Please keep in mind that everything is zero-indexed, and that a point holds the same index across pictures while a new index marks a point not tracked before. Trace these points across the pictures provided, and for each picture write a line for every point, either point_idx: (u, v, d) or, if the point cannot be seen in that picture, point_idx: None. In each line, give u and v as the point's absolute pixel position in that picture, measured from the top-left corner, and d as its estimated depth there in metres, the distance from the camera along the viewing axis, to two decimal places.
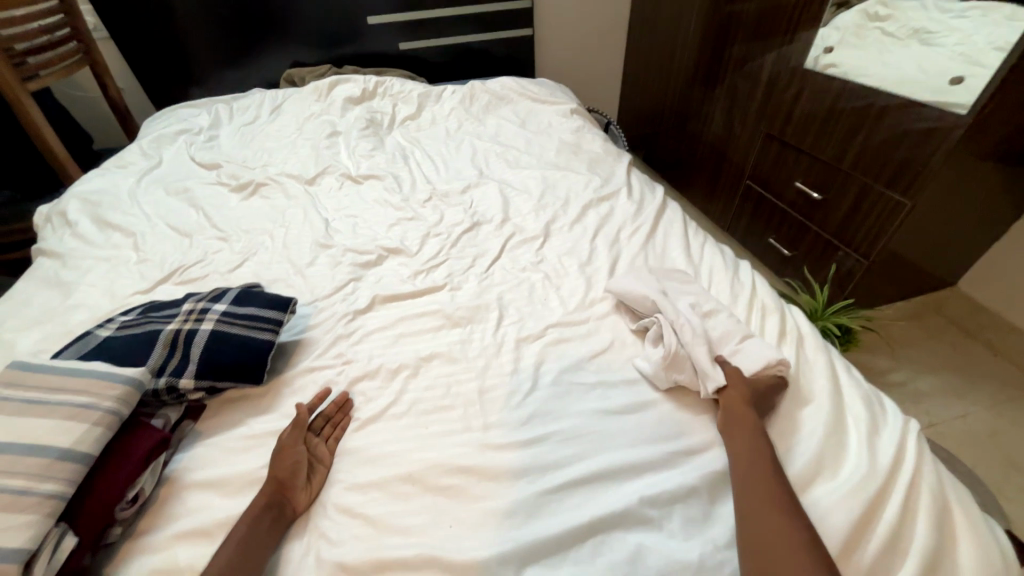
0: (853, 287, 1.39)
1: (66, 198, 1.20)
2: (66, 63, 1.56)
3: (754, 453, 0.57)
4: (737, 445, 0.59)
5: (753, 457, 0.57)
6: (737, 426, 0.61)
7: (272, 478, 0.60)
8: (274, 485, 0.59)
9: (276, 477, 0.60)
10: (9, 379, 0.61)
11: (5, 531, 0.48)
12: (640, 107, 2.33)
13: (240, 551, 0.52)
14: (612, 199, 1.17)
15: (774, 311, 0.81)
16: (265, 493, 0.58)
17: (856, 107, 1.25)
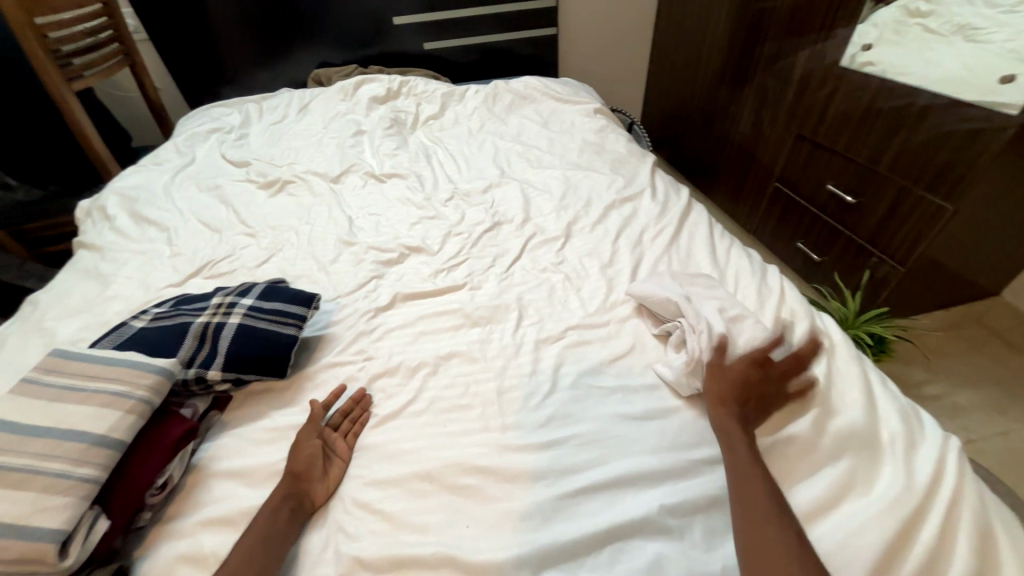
0: (887, 295, 1.33)
1: (106, 193, 1.26)
2: (108, 64, 1.63)
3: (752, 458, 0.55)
4: (733, 445, 0.57)
5: (751, 461, 0.55)
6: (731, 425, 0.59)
7: (290, 470, 0.61)
8: (291, 477, 0.60)
9: (293, 470, 0.61)
10: (50, 366, 0.64)
11: (44, 511, 0.50)
12: (665, 107, 2.29)
13: (260, 541, 0.53)
14: (635, 200, 1.16)
15: (804, 318, 0.78)
16: (283, 485, 0.59)
17: (895, 107, 1.20)
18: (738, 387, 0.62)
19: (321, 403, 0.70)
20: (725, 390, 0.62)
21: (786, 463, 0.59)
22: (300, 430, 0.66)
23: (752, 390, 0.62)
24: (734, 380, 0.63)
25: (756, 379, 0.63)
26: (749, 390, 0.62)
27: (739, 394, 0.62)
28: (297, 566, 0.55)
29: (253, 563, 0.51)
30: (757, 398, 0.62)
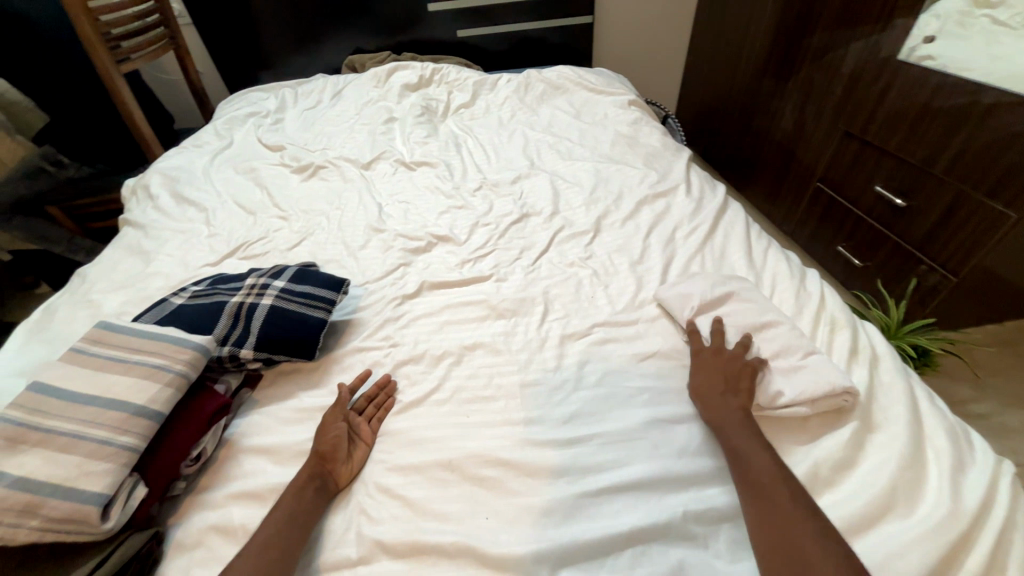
0: (936, 305, 1.26)
1: (150, 173, 1.30)
2: (155, 47, 1.68)
3: (755, 450, 0.56)
4: (732, 436, 0.59)
5: (759, 456, 0.55)
6: (723, 418, 0.61)
7: (316, 450, 0.62)
8: (317, 458, 0.61)
9: (319, 450, 0.62)
10: (96, 337, 0.67)
11: (88, 475, 0.53)
12: (703, 99, 2.21)
13: (288, 517, 0.55)
14: (669, 195, 1.12)
15: (846, 327, 0.74)
16: (309, 464, 0.60)
17: (956, 106, 1.12)
18: (703, 380, 0.67)
19: (348, 386, 0.71)
20: (698, 387, 0.66)
21: (817, 474, 0.57)
22: (327, 412, 0.68)
23: (715, 377, 0.66)
24: (698, 376, 0.68)
25: (713, 366, 0.68)
26: (714, 376, 0.66)
27: (704, 383, 0.66)
28: (322, 543, 0.56)
29: (280, 538, 0.52)
30: (726, 383, 0.65)
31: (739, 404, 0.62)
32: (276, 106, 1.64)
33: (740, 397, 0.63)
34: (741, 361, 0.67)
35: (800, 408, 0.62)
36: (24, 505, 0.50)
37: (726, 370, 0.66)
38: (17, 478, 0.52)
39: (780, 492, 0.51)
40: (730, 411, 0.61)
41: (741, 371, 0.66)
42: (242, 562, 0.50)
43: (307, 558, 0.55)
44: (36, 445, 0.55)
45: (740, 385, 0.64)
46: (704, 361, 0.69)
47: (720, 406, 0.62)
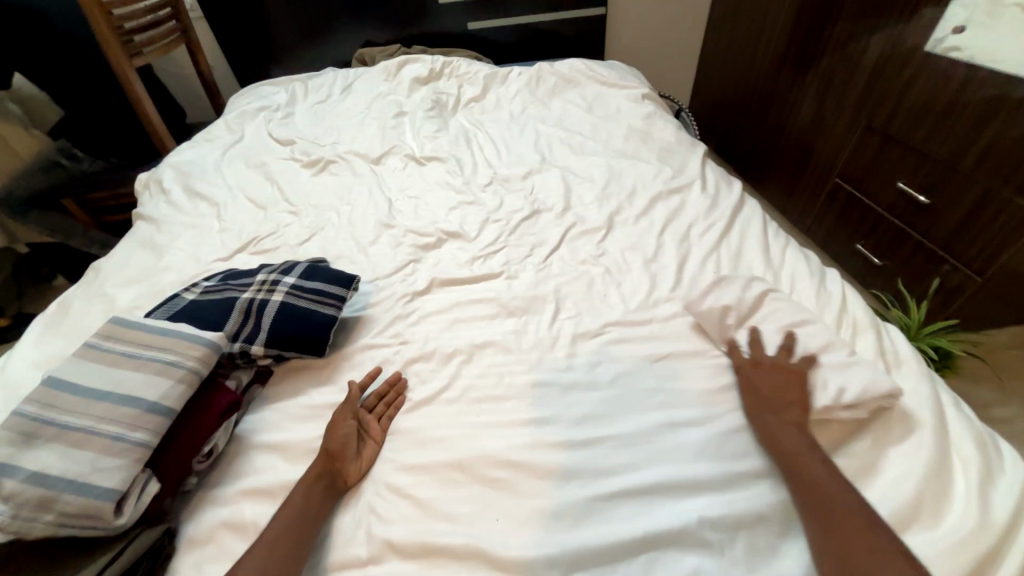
0: (959, 305, 1.23)
1: (162, 167, 1.31)
2: (166, 41, 1.68)
3: (809, 456, 0.55)
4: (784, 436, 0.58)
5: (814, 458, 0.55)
6: (779, 436, 0.58)
7: (325, 448, 0.62)
8: (326, 455, 0.61)
9: (328, 448, 0.62)
10: (109, 332, 0.68)
11: (102, 471, 0.53)
12: (717, 92, 2.17)
13: (297, 513, 0.55)
14: (684, 191, 1.10)
15: (867, 329, 0.72)
16: (319, 462, 0.60)
17: (987, 97, 1.07)
18: (750, 396, 0.64)
19: (358, 384, 0.71)
20: (746, 403, 0.64)
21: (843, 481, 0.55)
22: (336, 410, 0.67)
23: (763, 392, 0.63)
24: (746, 390, 0.65)
25: (759, 380, 0.65)
26: (762, 390, 0.63)
27: (752, 399, 0.63)
28: (331, 541, 0.56)
29: (290, 536, 0.52)
30: (776, 396, 0.62)
31: (794, 418, 0.59)
32: (287, 100, 1.64)
33: (793, 410, 0.60)
34: (786, 369, 0.64)
35: (862, 408, 0.59)
36: (38, 500, 0.50)
37: (772, 383, 0.63)
38: (32, 474, 0.52)
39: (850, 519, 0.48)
40: (785, 427, 0.58)
41: (790, 381, 0.63)
42: (252, 559, 0.50)
43: (315, 556, 0.55)
44: (51, 440, 0.55)
45: (790, 397, 0.61)
46: (747, 375, 0.66)
47: (772, 423, 0.59)
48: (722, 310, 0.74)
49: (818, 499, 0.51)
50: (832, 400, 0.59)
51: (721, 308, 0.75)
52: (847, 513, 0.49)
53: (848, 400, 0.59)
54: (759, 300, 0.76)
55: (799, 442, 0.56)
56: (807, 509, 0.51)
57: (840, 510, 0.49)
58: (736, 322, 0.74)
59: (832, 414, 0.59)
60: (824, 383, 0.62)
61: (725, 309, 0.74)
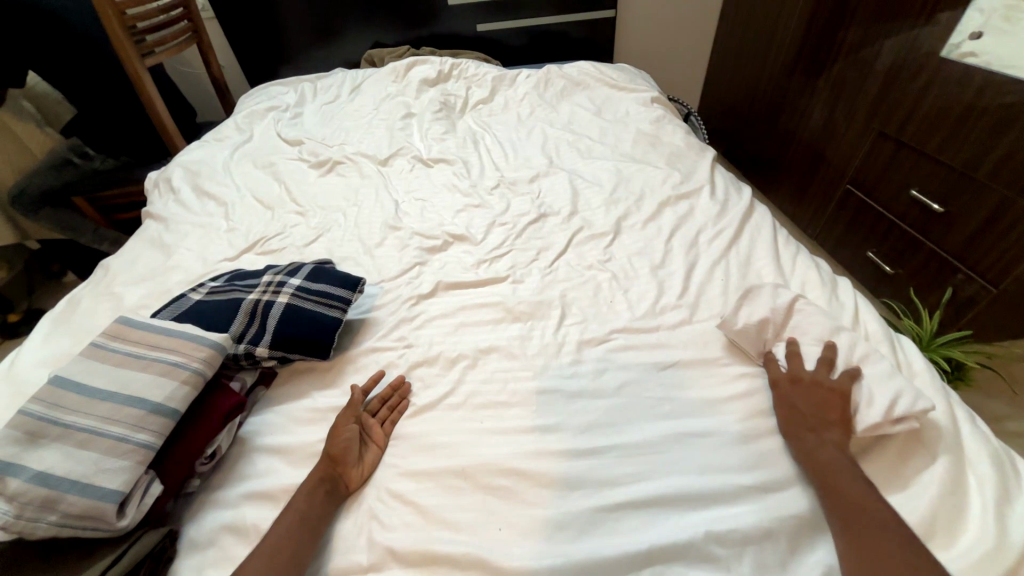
0: (972, 316, 1.20)
1: (172, 166, 1.32)
2: (179, 40, 1.70)
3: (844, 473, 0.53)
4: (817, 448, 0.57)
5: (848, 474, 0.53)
6: (817, 455, 0.56)
7: (327, 452, 0.62)
8: (328, 459, 0.61)
9: (330, 451, 0.62)
10: (116, 332, 0.68)
11: (105, 472, 0.53)
12: (727, 97, 2.15)
13: (300, 517, 0.54)
14: (692, 197, 1.09)
15: (880, 341, 0.71)
16: (321, 466, 0.60)
17: (1003, 105, 1.05)
18: (786, 412, 0.62)
19: (360, 388, 0.71)
20: (782, 419, 0.62)
21: None
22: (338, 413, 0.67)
23: (801, 408, 0.61)
24: (784, 404, 0.63)
25: (794, 393, 0.63)
26: (802, 406, 0.61)
27: (790, 414, 0.61)
28: (333, 546, 0.56)
29: (292, 540, 0.52)
30: (815, 413, 0.60)
31: (833, 439, 0.57)
32: (296, 101, 1.65)
33: (833, 430, 0.58)
34: (827, 385, 0.62)
35: (911, 422, 0.57)
36: (43, 500, 0.51)
37: (811, 399, 0.61)
38: (37, 474, 0.52)
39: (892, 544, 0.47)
40: (825, 446, 0.56)
41: (832, 397, 0.61)
42: (253, 563, 0.50)
43: (317, 562, 0.54)
44: (56, 440, 0.56)
45: (831, 416, 0.59)
46: (782, 389, 0.64)
47: (810, 441, 0.58)
48: (760, 323, 0.73)
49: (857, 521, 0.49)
50: (881, 417, 0.57)
51: (760, 322, 0.73)
52: (890, 538, 0.47)
53: (899, 414, 0.57)
54: (790, 310, 0.74)
55: (839, 463, 0.54)
56: (844, 531, 0.50)
57: (882, 534, 0.48)
58: (773, 336, 0.73)
59: (880, 431, 0.57)
60: (869, 400, 0.60)
61: (763, 321, 0.73)
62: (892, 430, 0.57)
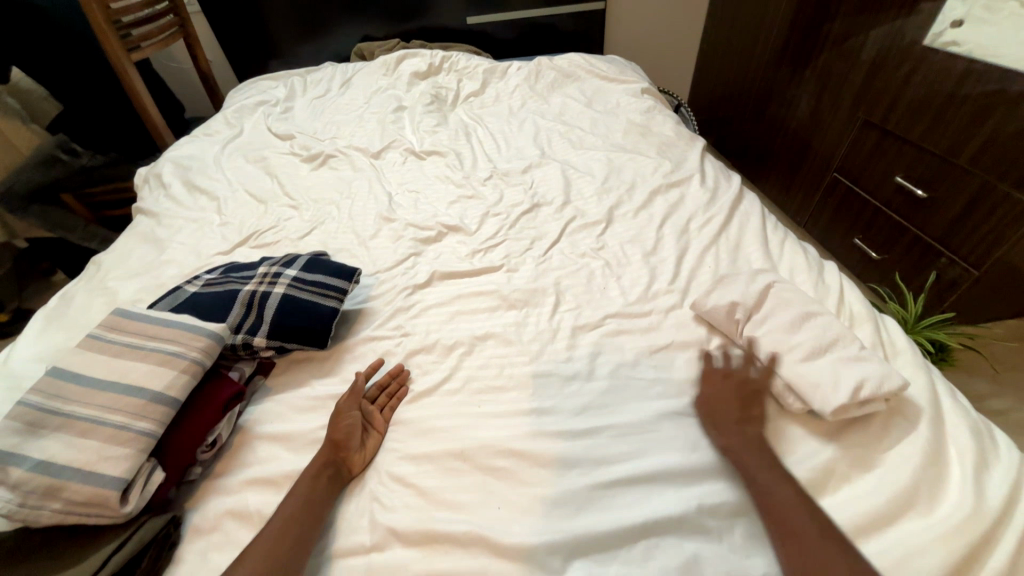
0: (955, 299, 1.23)
1: (162, 162, 1.31)
2: (165, 35, 1.68)
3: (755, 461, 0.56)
4: (735, 438, 0.59)
5: (769, 464, 0.56)
6: (741, 447, 0.58)
7: (331, 439, 0.62)
8: (332, 445, 0.62)
9: (332, 438, 0.62)
10: (112, 323, 0.68)
11: (107, 460, 0.54)
12: (716, 88, 2.17)
13: (303, 501, 0.55)
14: (683, 185, 1.10)
15: (865, 321, 0.73)
16: (324, 452, 0.61)
17: (984, 93, 1.07)
18: (715, 405, 0.63)
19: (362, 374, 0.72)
20: (709, 412, 0.63)
21: (826, 474, 0.56)
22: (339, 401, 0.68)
23: (728, 402, 0.63)
24: (710, 399, 0.64)
25: (722, 388, 0.65)
26: (728, 401, 0.63)
27: (718, 410, 0.63)
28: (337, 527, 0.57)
29: (297, 524, 0.53)
30: (740, 408, 0.62)
31: (756, 434, 0.59)
32: (285, 95, 1.64)
33: (755, 425, 0.61)
34: (750, 383, 0.65)
35: (878, 404, 0.58)
36: (45, 488, 0.51)
37: (736, 394, 0.64)
38: (40, 462, 0.53)
39: (807, 529, 0.49)
40: (744, 441, 0.59)
41: (754, 396, 0.63)
42: (259, 546, 0.51)
43: (321, 543, 0.55)
44: (57, 429, 0.56)
45: (752, 412, 0.62)
46: (713, 383, 0.66)
47: (736, 437, 0.59)
48: (729, 306, 0.74)
49: (774, 504, 0.51)
50: (849, 399, 0.58)
51: (727, 305, 0.74)
52: (804, 520, 0.49)
53: (873, 391, 0.58)
54: (764, 293, 0.74)
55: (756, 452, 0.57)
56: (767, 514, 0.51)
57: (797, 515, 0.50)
58: (743, 317, 0.72)
59: (849, 413, 0.58)
60: (835, 383, 0.59)
61: (732, 304, 0.74)
62: (871, 408, 0.58)
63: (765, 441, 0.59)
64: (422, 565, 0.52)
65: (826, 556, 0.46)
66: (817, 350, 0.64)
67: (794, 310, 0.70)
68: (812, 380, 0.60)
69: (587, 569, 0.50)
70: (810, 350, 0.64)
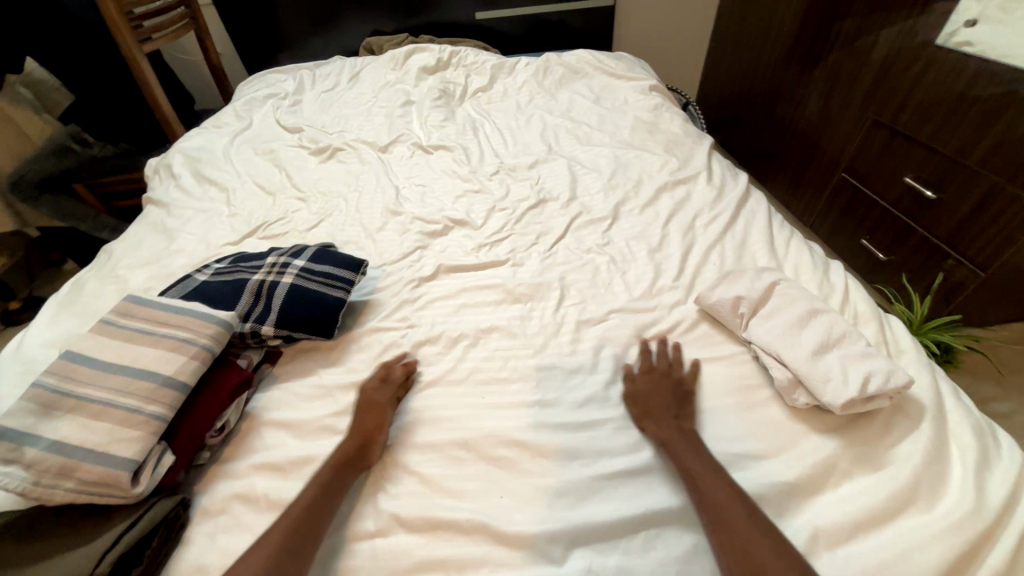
0: (962, 300, 1.23)
1: (172, 153, 1.32)
2: (176, 27, 1.69)
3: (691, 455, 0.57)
4: (671, 432, 0.60)
5: (705, 459, 0.56)
6: (678, 441, 0.59)
7: (359, 434, 0.62)
8: (361, 441, 0.62)
9: (362, 429, 0.63)
10: (124, 309, 0.69)
11: (120, 441, 0.55)
12: (725, 86, 2.16)
13: (322, 492, 0.56)
14: (689, 182, 1.10)
15: (870, 320, 0.73)
16: (351, 446, 0.61)
17: (995, 94, 1.06)
18: (651, 401, 0.64)
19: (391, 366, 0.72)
20: (645, 408, 0.64)
21: (824, 471, 0.57)
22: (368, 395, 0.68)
23: (665, 399, 0.64)
24: (646, 396, 0.65)
25: (654, 385, 0.66)
26: (665, 396, 0.64)
27: (656, 406, 0.63)
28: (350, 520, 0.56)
29: (318, 511, 0.54)
30: (678, 404, 0.63)
31: (691, 428, 0.61)
32: (294, 88, 1.64)
33: (690, 418, 0.63)
34: (681, 382, 0.67)
35: (883, 400, 0.59)
36: (60, 468, 0.52)
37: (672, 391, 0.65)
38: (54, 442, 0.54)
39: (740, 517, 0.49)
40: (680, 434, 0.59)
41: (689, 392, 0.66)
42: (277, 532, 0.51)
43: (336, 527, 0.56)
44: (71, 411, 0.57)
45: (687, 408, 0.64)
46: (649, 380, 0.67)
47: (674, 431, 0.60)
48: (733, 301, 0.74)
49: (711, 497, 0.52)
50: (858, 393, 0.58)
51: (733, 299, 0.74)
52: (738, 511, 0.50)
53: (877, 388, 0.58)
54: (770, 290, 0.75)
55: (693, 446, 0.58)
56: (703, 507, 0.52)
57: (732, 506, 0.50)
58: (749, 312, 0.73)
59: (855, 408, 0.59)
60: (845, 376, 0.60)
61: (736, 300, 0.74)
62: (873, 405, 0.59)
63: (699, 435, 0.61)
64: (426, 550, 0.53)
65: (756, 543, 0.47)
66: (823, 346, 0.64)
67: (799, 308, 0.70)
68: (819, 375, 0.61)
69: (589, 558, 0.51)
70: (817, 346, 0.64)
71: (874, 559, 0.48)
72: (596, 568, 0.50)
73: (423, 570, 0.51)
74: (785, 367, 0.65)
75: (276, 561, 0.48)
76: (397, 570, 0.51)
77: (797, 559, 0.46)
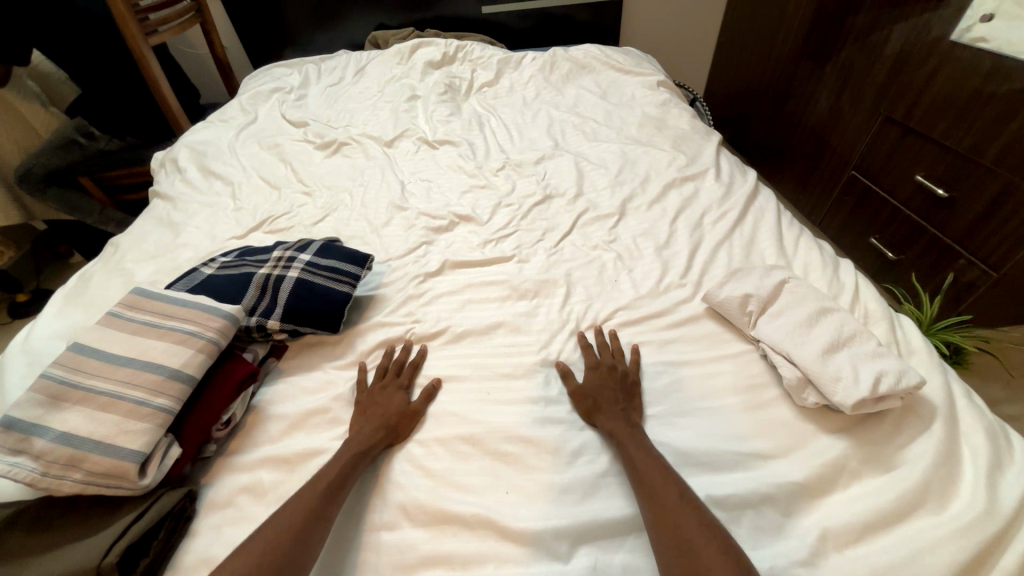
0: (972, 301, 1.21)
1: (177, 147, 1.32)
2: (182, 20, 1.69)
3: (633, 445, 0.57)
4: (614, 422, 0.61)
5: (644, 451, 0.56)
6: (622, 431, 0.59)
7: (383, 419, 0.63)
8: (387, 426, 0.63)
9: (387, 412, 0.64)
10: (132, 301, 0.69)
11: (126, 434, 0.55)
12: (733, 82, 2.14)
13: (346, 471, 0.57)
14: (697, 179, 1.09)
15: (881, 320, 0.72)
16: (379, 431, 0.62)
17: (1011, 90, 1.04)
18: (603, 395, 0.64)
19: (407, 354, 0.74)
20: (596, 400, 0.64)
21: (834, 472, 0.56)
22: (383, 383, 0.69)
23: (611, 391, 0.65)
24: (593, 391, 0.65)
25: (596, 378, 0.67)
26: (611, 390, 0.65)
27: (604, 399, 0.64)
28: (367, 501, 0.58)
29: (341, 482, 0.55)
30: (624, 397, 0.65)
31: (637, 419, 0.62)
32: (300, 82, 1.64)
33: (637, 410, 0.64)
34: (628, 375, 0.68)
35: (894, 400, 0.58)
36: (67, 459, 0.53)
37: (617, 382, 0.66)
38: (62, 434, 0.55)
39: (675, 504, 0.50)
40: (626, 424, 0.60)
41: (634, 384, 0.67)
42: (306, 503, 0.52)
43: (355, 505, 0.58)
44: (79, 403, 0.58)
45: (633, 401, 0.65)
46: (598, 372, 0.68)
47: (620, 421, 0.61)
48: (742, 299, 0.73)
49: (651, 485, 0.52)
50: (869, 394, 0.57)
51: (741, 297, 0.73)
52: (676, 501, 0.50)
53: (888, 390, 0.57)
54: (779, 288, 0.74)
55: (634, 437, 0.58)
56: (645, 497, 0.52)
57: (671, 496, 0.51)
58: (757, 310, 0.72)
59: (865, 408, 0.58)
60: (856, 376, 0.59)
61: (745, 297, 0.73)
62: (883, 407, 0.58)
63: (643, 426, 0.62)
64: (431, 545, 0.53)
65: (689, 524, 0.48)
66: (833, 345, 0.63)
67: (808, 306, 0.69)
68: (828, 375, 0.60)
69: (594, 556, 0.51)
70: (826, 345, 0.63)
71: (882, 560, 0.48)
72: (601, 565, 0.50)
73: (429, 564, 0.51)
74: (794, 366, 0.64)
75: (299, 532, 0.49)
76: (402, 564, 0.51)
77: (722, 534, 0.47)
